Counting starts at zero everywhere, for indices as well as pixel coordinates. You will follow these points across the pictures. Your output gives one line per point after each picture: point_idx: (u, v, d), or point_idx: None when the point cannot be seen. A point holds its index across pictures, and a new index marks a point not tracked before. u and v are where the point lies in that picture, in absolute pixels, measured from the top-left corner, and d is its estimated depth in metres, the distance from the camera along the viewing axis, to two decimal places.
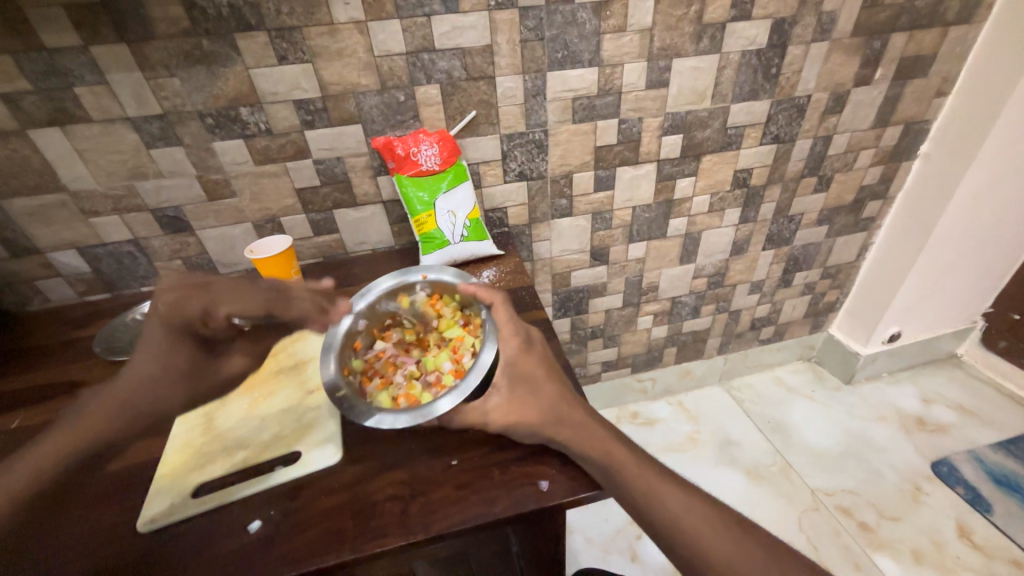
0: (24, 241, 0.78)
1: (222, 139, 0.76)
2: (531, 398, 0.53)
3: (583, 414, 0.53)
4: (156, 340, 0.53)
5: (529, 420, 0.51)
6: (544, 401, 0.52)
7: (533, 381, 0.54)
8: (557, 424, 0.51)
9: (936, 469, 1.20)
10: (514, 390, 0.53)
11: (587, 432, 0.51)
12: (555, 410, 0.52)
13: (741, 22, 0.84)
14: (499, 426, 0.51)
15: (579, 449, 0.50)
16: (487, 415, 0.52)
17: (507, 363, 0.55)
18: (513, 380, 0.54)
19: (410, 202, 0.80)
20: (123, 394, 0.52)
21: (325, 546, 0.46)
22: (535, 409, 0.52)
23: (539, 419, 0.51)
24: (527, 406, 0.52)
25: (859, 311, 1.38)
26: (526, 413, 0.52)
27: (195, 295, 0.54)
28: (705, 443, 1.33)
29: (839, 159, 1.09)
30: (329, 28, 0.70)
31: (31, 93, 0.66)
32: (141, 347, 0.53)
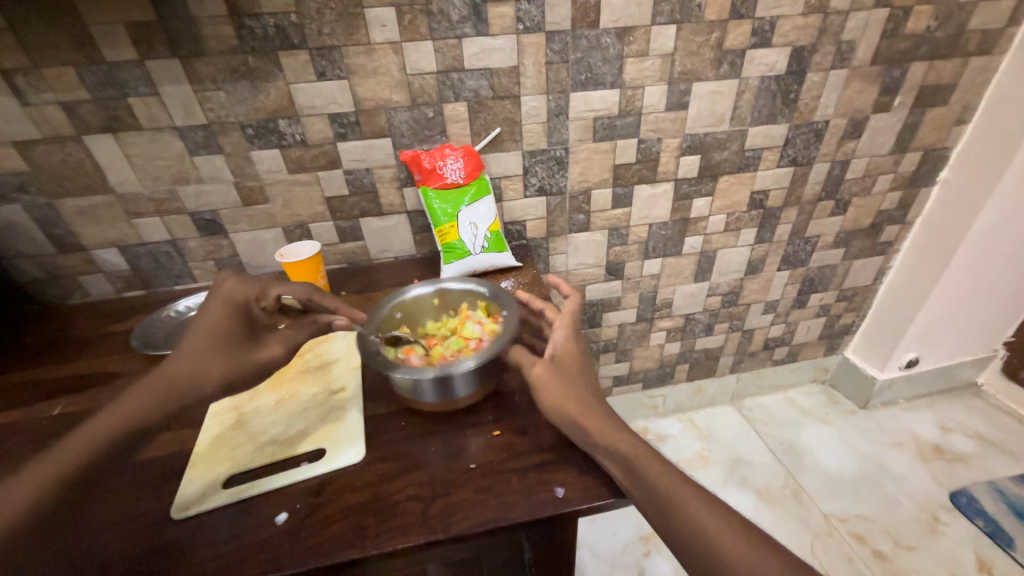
0: (70, 239, 0.83)
1: (260, 148, 0.80)
2: (569, 378, 0.56)
3: (608, 410, 0.55)
4: (218, 314, 0.56)
5: (562, 394, 0.54)
6: (580, 387, 0.56)
7: (575, 367, 0.58)
8: (585, 409, 0.54)
9: (954, 499, 1.17)
10: (557, 367, 0.57)
11: (613, 431, 0.53)
12: (587, 397, 0.55)
13: (761, 49, 0.87)
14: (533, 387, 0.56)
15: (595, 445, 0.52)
16: (528, 378, 0.56)
17: (555, 343, 0.59)
18: (557, 359, 0.58)
19: (434, 213, 0.84)
20: (163, 379, 0.52)
21: (349, 541, 0.47)
22: (569, 389, 0.55)
23: (571, 398, 0.54)
24: (565, 385, 0.55)
25: (876, 335, 1.37)
26: (562, 388, 0.55)
27: (249, 281, 0.59)
28: (714, 462, 1.32)
29: (857, 183, 1.10)
30: (366, 48, 0.75)
31: (89, 102, 0.71)
32: (194, 327, 0.55)
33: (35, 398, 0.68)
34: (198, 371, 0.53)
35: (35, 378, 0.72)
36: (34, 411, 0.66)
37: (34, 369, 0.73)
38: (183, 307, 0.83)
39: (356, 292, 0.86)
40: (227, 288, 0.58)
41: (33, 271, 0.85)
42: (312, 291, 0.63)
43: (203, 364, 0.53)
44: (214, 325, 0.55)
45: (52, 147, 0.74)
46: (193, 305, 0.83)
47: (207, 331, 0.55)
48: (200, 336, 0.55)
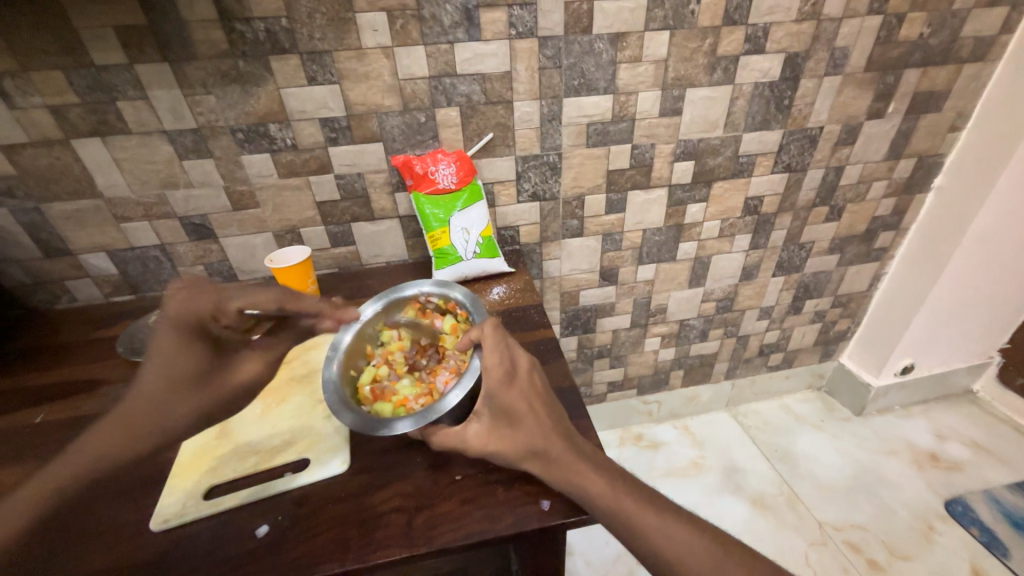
0: (57, 243, 0.82)
1: (250, 153, 0.79)
2: (511, 430, 0.52)
3: (564, 447, 0.51)
4: (172, 333, 0.57)
5: (509, 454, 0.51)
6: (523, 436, 0.51)
7: (513, 414, 0.53)
8: (536, 459, 0.50)
9: (949, 508, 1.17)
10: (494, 421, 0.53)
11: (569, 470, 0.50)
12: (535, 445, 0.51)
13: (755, 56, 0.87)
14: (476, 453, 0.52)
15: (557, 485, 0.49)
16: (464, 443, 0.52)
17: (489, 393, 0.54)
18: (494, 413, 0.53)
19: (426, 218, 0.83)
20: (146, 400, 0.53)
21: (331, 554, 0.47)
22: (513, 442, 0.51)
23: (515, 453, 0.51)
24: (505, 440, 0.51)
25: (872, 341, 1.36)
26: (503, 445, 0.51)
27: (219, 296, 0.60)
28: (709, 469, 1.31)
29: (851, 190, 1.09)
30: (357, 53, 0.74)
31: (77, 106, 0.71)
32: (160, 351, 0.56)
33: (17, 406, 0.67)
34: (174, 394, 0.54)
35: (18, 385, 0.71)
36: (16, 419, 0.65)
37: (18, 375, 0.72)
38: None
39: (347, 298, 0.85)
40: (191, 306, 0.58)
41: (19, 276, 0.84)
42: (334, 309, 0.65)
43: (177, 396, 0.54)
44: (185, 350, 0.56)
45: (40, 151, 0.73)
46: None
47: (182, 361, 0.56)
48: (174, 363, 0.56)
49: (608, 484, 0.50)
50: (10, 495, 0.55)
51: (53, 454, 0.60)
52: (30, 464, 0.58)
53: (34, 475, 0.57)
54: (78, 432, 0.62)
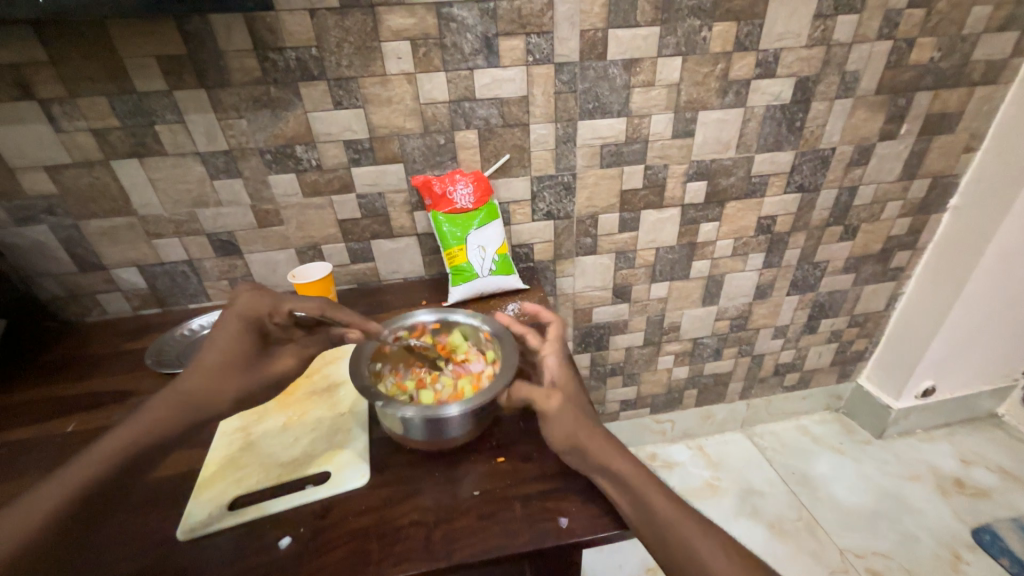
0: (92, 258, 0.85)
1: (277, 173, 0.83)
2: (572, 403, 0.55)
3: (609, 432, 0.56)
4: (232, 330, 0.55)
5: (578, 421, 0.53)
6: (581, 410, 0.55)
7: (573, 391, 0.57)
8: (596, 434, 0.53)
9: (977, 537, 1.12)
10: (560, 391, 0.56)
11: (613, 449, 0.53)
12: (595, 422, 0.55)
13: (766, 80, 0.89)
14: (541, 411, 0.54)
15: (605, 460, 0.51)
16: (534, 399, 0.54)
17: (554, 368, 0.58)
18: (558, 384, 0.56)
19: (444, 236, 0.85)
20: (176, 396, 0.52)
21: (351, 567, 0.47)
22: (579, 414, 0.54)
23: (576, 422, 0.53)
24: (568, 408, 0.54)
25: (890, 362, 1.34)
26: (566, 413, 0.54)
27: (265, 293, 0.59)
28: (724, 491, 1.29)
29: (865, 210, 1.10)
30: (381, 79, 0.78)
31: (118, 129, 0.75)
32: (212, 340, 0.55)
33: (49, 415, 0.69)
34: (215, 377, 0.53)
35: (50, 395, 0.73)
36: (48, 428, 0.67)
37: (50, 385, 0.75)
38: (196, 326, 0.85)
39: (364, 313, 0.87)
40: (239, 301, 0.57)
41: (54, 289, 0.88)
42: (326, 305, 0.61)
43: (221, 380, 0.53)
44: (231, 340, 0.55)
45: (81, 171, 0.77)
46: (206, 324, 0.85)
47: (224, 349, 0.55)
48: (218, 351, 0.54)
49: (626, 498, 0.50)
50: None
51: None
52: (62, 472, 0.60)
53: None
54: None
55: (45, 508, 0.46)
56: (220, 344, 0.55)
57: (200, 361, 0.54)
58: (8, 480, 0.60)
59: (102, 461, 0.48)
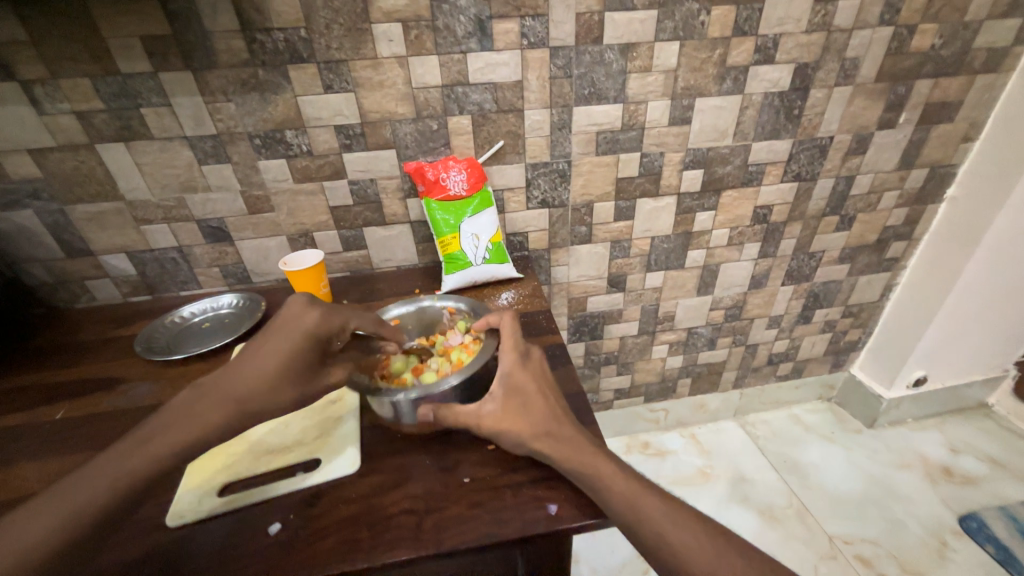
0: (80, 244, 0.84)
1: (267, 158, 0.81)
2: (524, 410, 0.54)
3: (574, 431, 0.54)
4: (290, 344, 0.54)
5: (520, 431, 0.53)
6: (537, 414, 0.54)
7: (527, 394, 0.55)
8: (548, 439, 0.52)
9: (964, 524, 1.14)
10: (508, 400, 0.55)
11: (576, 448, 0.52)
12: (546, 423, 0.53)
13: (764, 66, 0.87)
14: (489, 431, 0.53)
15: (566, 460, 0.51)
16: (478, 420, 0.54)
17: (503, 374, 0.57)
18: (508, 392, 0.55)
19: (437, 224, 0.84)
20: (225, 401, 0.51)
21: (342, 554, 0.47)
22: (527, 420, 0.53)
23: (528, 430, 0.53)
24: (518, 416, 0.53)
25: (883, 352, 1.35)
26: (516, 422, 0.53)
27: (333, 313, 0.58)
28: (716, 478, 1.30)
29: (862, 200, 1.09)
30: (373, 62, 0.76)
31: (103, 111, 0.73)
32: (271, 345, 0.54)
33: (38, 402, 0.69)
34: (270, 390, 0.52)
35: (40, 382, 0.73)
36: (37, 415, 0.67)
37: (39, 371, 0.75)
38: (187, 313, 0.84)
39: (357, 301, 0.87)
40: (300, 320, 0.56)
41: (42, 275, 0.87)
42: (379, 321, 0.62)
43: (269, 397, 0.52)
44: (292, 349, 0.54)
45: (66, 155, 0.76)
46: (197, 311, 0.85)
47: (279, 362, 0.53)
48: (277, 358, 0.53)
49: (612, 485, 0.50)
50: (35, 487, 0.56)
51: (73, 450, 0.61)
52: (51, 459, 0.60)
53: (59, 468, 0.59)
54: (97, 428, 0.64)
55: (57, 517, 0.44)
56: (276, 351, 0.53)
57: (256, 365, 0.53)
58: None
59: (147, 458, 0.47)
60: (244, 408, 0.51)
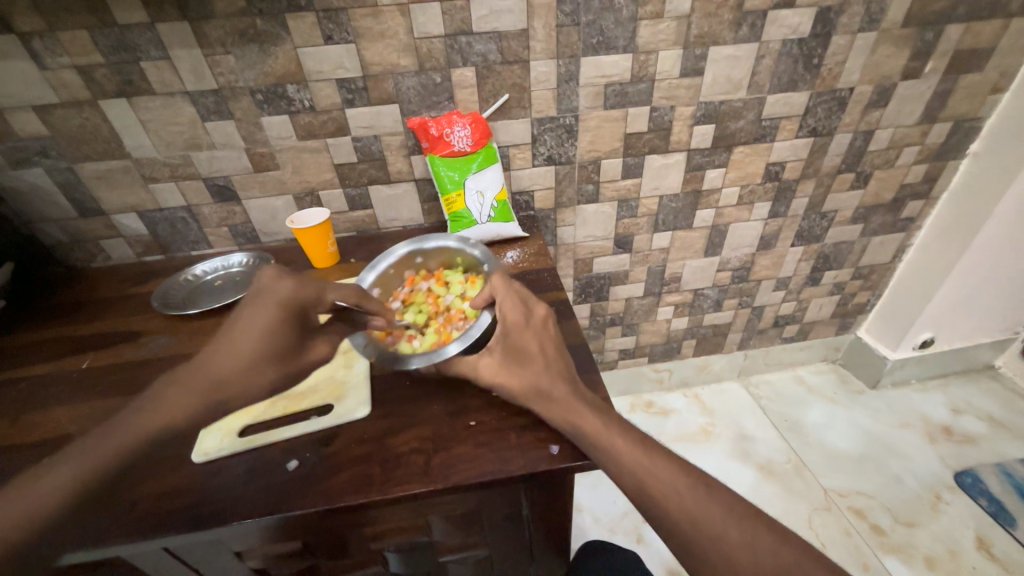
0: (91, 203, 0.85)
1: (270, 114, 0.80)
2: (520, 366, 0.56)
3: (565, 390, 0.54)
4: (270, 317, 0.56)
5: (509, 386, 0.55)
6: (530, 373, 0.55)
7: (523, 353, 0.57)
8: (539, 397, 0.54)
9: (959, 479, 1.17)
10: (504, 357, 0.57)
11: (566, 407, 0.53)
12: (537, 383, 0.55)
13: (784, 10, 0.83)
14: (484, 382, 0.56)
15: (556, 415, 0.53)
16: (475, 371, 0.57)
17: (503, 332, 0.58)
18: (506, 348, 0.57)
19: (441, 181, 0.84)
20: (208, 381, 0.54)
21: (355, 487, 0.51)
22: (516, 378, 0.55)
23: (519, 387, 0.55)
24: (512, 374, 0.56)
25: (891, 314, 1.34)
26: (510, 378, 0.55)
27: (306, 282, 0.59)
28: (718, 436, 1.34)
29: (880, 156, 1.05)
30: (373, 10, 0.73)
31: (103, 66, 0.72)
32: (246, 326, 0.56)
33: (64, 353, 0.72)
34: (250, 368, 0.55)
35: (63, 335, 0.76)
36: (64, 365, 0.70)
37: (62, 325, 0.78)
38: (199, 271, 0.86)
39: (365, 260, 0.88)
40: (277, 287, 0.58)
41: (58, 234, 0.89)
42: (360, 294, 0.64)
43: (249, 373, 0.55)
44: (269, 326, 0.56)
45: (70, 112, 0.76)
46: (209, 270, 0.86)
47: (259, 338, 0.56)
48: (260, 339, 0.56)
49: (601, 424, 0.52)
50: (71, 427, 0.60)
51: (102, 394, 0.65)
52: (82, 402, 0.64)
53: (90, 413, 0.62)
54: (122, 376, 0.68)
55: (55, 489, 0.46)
56: (253, 330, 0.56)
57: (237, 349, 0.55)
58: (33, 411, 0.64)
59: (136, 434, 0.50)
60: (230, 383, 0.54)
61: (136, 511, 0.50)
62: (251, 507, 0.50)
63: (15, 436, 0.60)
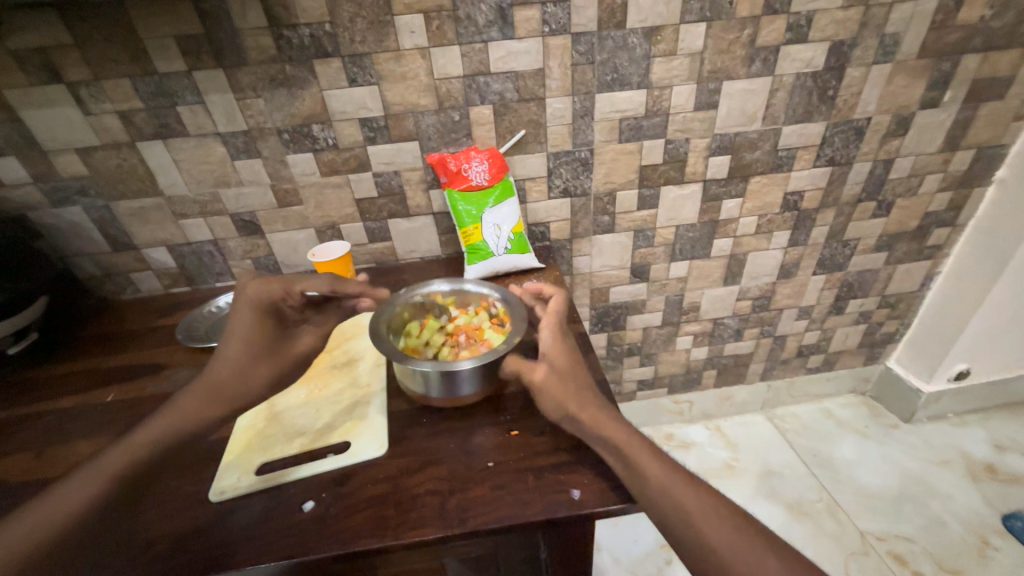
0: (124, 238, 0.89)
1: (295, 153, 0.83)
2: (566, 377, 0.55)
3: (604, 399, 0.55)
4: (249, 316, 0.57)
5: (563, 397, 0.54)
6: (575, 383, 0.55)
7: (565, 363, 0.57)
8: (586, 408, 0.53)
9: (1007, 523, 1.09)
10: (550, 369, 0.56)
11: (610, 418, 0.53)
12: (584, 392, 0.55)
13: (797, 45, 0.84)
14: (535, 401, 0.54)
15: (602, 431, 0.52)
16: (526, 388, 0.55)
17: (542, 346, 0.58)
18: (548, 361, 0.57)
19: (459, 215, 0.85)
20: (206, 387, 0.54)
21: (370, 531, 0.49)
22: (567, 388, 0.54)
23: (570, 398, 0.54)
24: (560, 385, 0.55)
25: (922, 344, 1.29)
26: (559, 390, 0.54)
27: (274, 278, 0.60)
28: (742, 471, 1.28)
29: (901, 184, 1.04)
30: (395, 54, 0.77)
31: (142, 111, 0.77)
32: (232, 330, 0.57)
33: (90, 385, 0.74)
34: (244, 368, 0.55)
35: (90, 367, 0.77)
36: (90, 397, 0.72)
37: (90, 357, 0.80)
38: (223, 303, 0.88)
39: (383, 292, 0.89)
40: (247, 290, 0.59)
41: (91, 268, 0.92)
42: (333, 282, 0.63)
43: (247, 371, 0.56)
44: (249, 326, 0.57)
45: (109, 153, 0.80)
46: (232, 302, 0.88)
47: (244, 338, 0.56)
48: (241, 344, 0.56)
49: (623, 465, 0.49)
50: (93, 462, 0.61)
51: (124, 428, 0.66)
52: (105, 436, 0.65)
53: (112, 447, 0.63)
54: (144, 410, 0.68)
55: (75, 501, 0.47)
56: (240, 333, 0.57)
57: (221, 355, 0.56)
58: (57, 444, 0.64)
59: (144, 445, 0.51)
60: (225, 386, 0.55)
61: (151, 548, 0.50)
62: (264, 550, 0.49)
63: (39, 470, 0.61)
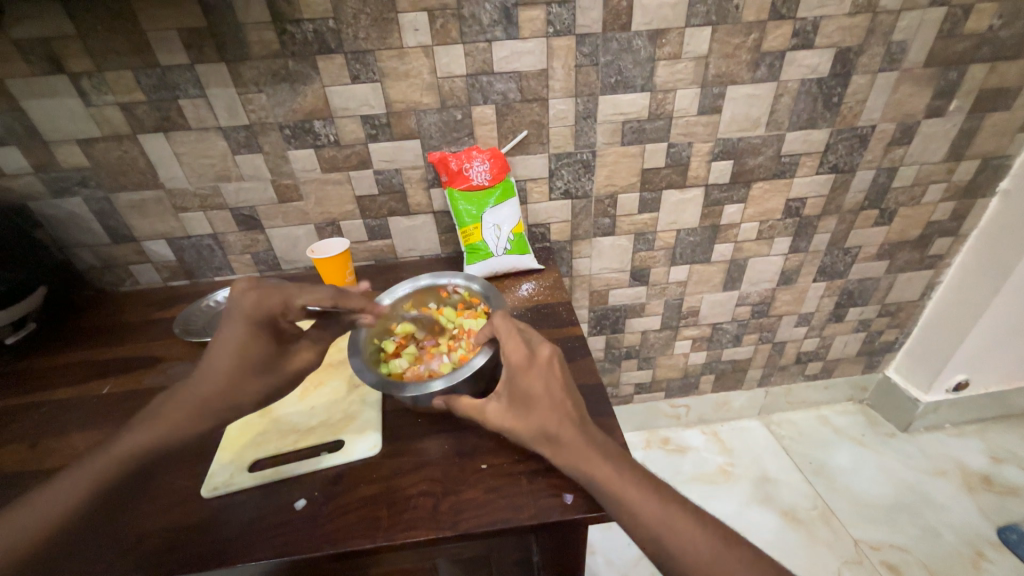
0: (123, 230, 0.89)
1: (296, 148, 0.83)
2: (526, 410, 0.53)
3: (574, 433, 0.51)
4: (241, 331, 0.54)
5: (519, 430, 0.52)
6: (539, 416, 0.52)
7: (530, 396, 0.53)
8: (549, 442, 0.51)
9: (1002, 535, 1.08)
10: (512, 402, 0.54)
11: (579, 454, 0.50)
12: (546, 428, 0.51)
13: (802, 51, 0.83)
14: (492, 427, 0.54)
15: (566, 464, 0.50)
16: (482, 414, 0.55)
17: (508, 373, 0.55)
18: (513, 391, 0.55)
19: (459, 214, 0.85)
20: (195, 399, 0.53)
21: (363, 531, 0.49)
22: (527, 423, 0.52)
23: (527, 433, 0.52)
24: (519, 418, 0.53)
25: (922, 354, 1.29)
26: (516, 424, 0.53)
27: (269, 289, 0.56)
28: (738, 477, 1.28)
29: (904, 193, 1.03)
30: (398, 52, 0.77)
31: (144, 103, 0.77)
32: (223, 340, 0.54)
33: (86, 377, 0.74)
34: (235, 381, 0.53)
35: (86, 359, 0.77)
36: (86, 389, 0.72)
37: (87, 349, 0.80)
38: (221, 298, 0.88)
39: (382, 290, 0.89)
40: (242, 302, 0.55)
41: (91, 259, 0.92)
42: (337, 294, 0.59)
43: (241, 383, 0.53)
44: (243, 341, 0.54)
45: (110, 145, 0.80)
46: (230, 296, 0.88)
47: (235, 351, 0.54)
48: (230, 360, 0.53)
49: (615, 471, 0.49)
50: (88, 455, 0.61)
51: (120, 422, 0.66)
52: (100, 429, 0.65)
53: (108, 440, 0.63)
54: (140, 403, 0.68)
55: (63, 503, 0.47)
56: (232, 346, 0.54)
57: (216, 364, 0.53)
58: (51, 436, 0.64)
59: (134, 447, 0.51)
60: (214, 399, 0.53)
61: (143, 544, 0.50)
62: (256, 548, 0.49)
63: (33, 462, 0.61)
